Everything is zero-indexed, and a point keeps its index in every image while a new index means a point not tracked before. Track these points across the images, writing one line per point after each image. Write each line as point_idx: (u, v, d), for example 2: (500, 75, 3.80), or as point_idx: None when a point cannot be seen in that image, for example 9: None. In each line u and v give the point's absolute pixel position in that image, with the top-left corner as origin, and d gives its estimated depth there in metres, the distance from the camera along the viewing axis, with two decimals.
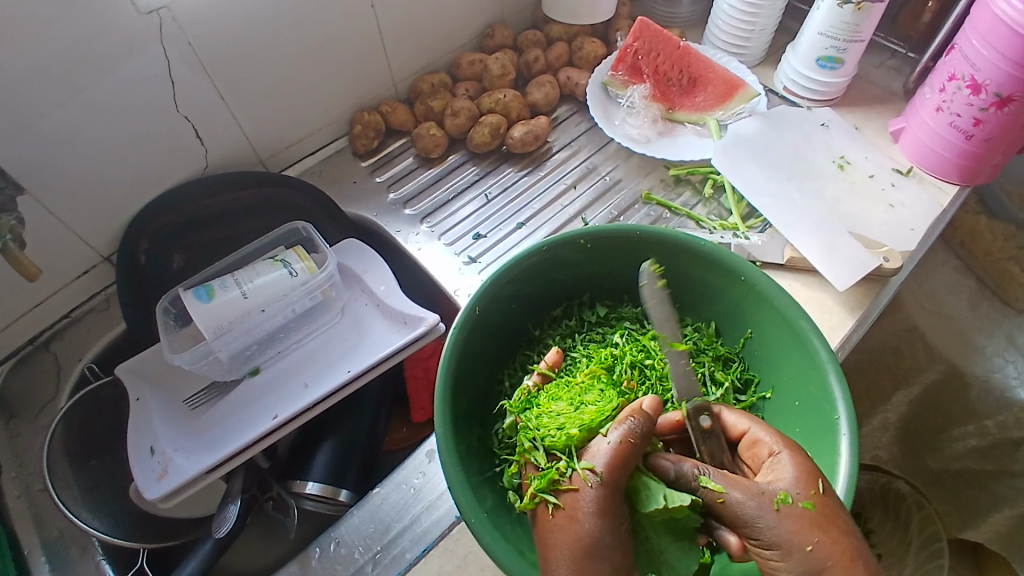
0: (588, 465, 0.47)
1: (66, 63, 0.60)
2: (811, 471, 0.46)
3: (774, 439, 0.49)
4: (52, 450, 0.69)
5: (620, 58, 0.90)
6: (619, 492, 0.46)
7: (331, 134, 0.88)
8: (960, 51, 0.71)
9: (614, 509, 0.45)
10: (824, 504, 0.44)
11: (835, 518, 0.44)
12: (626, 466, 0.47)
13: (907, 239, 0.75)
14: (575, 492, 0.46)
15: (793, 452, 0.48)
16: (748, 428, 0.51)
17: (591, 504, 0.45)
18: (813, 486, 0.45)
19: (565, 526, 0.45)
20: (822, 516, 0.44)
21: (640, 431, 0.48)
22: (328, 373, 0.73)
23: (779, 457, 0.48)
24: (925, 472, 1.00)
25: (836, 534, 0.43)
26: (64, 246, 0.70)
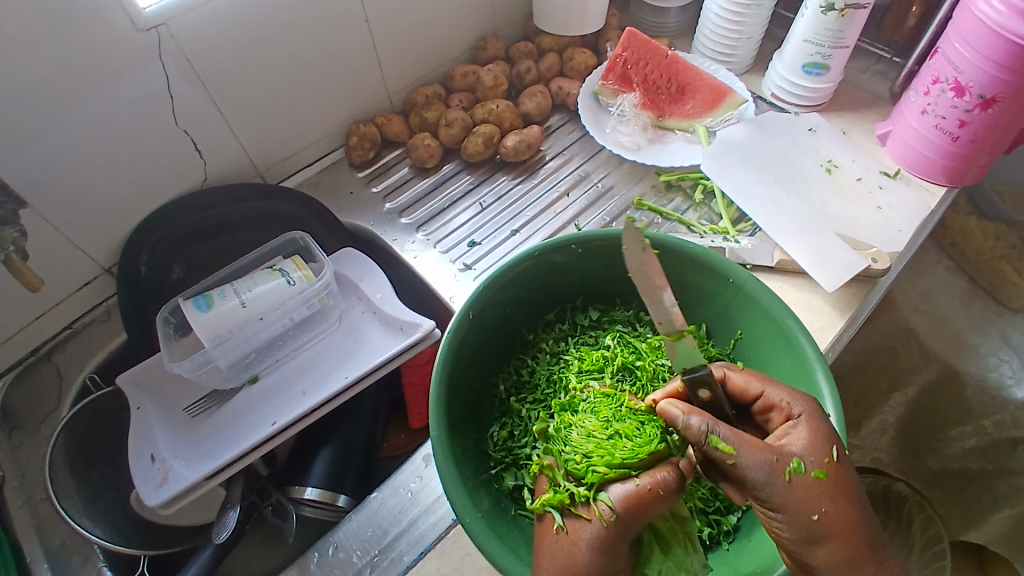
0: (607, 501, 0.47)
1: (66, 79, 0.62)
2: (826, 437, 0.47)
3: (800, 404, 0.49)
4: (53, 459, 0.70)
5: (610, 68, 0.92)
6: (627, 537, 0.47)
7: (327, 146, 0.90)
8: (944, 54, 0.73)
9: (616, 551, 0.47)
10: (836, 471, 0.46)
11: (842, 488, 0.46)
12: (644, 517, 0.47)
13: (894, 240, 0.76)
14: (588, 523, 0.47)
15: (813, 416, 0.49)
16: (765, 388, 0.51)
17: (595, 539, 0.46)
18: (826, 454, 0.47)
19: (564, 549, 0.47)
20: (832, 486, 0.45)
21: (671, 485, 0.47)
22: (325, 380, 0.74)
23: (797, 421, 0.48)
24: (926, 473, 1.02)
25: (840, 505, 0.45)
26: (65, 258, 0.71)
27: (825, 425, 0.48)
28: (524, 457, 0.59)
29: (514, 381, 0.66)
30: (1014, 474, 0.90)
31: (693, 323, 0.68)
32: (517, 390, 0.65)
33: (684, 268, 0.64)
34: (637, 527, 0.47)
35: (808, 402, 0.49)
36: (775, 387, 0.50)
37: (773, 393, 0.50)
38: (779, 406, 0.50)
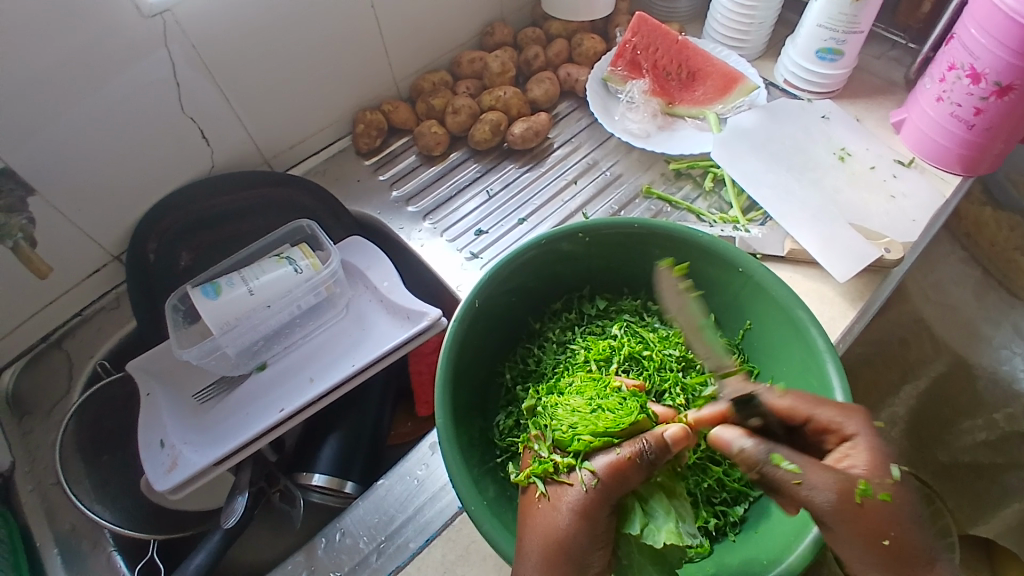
0: (590, 469, 0.48)
1: (73, 68, 0.62)
2: (886, 458, 0.46)
3: (861, 421, 0.48)
4: (64, 445, 0.71)
5: (619, 54, 0.91)
6: (607, 506, 0.47)
7: (334, 134, 0.89)
8: (960, 40, 0.71)
9: (596, 518, 0.47)
10: (900, 492, 0.44)
11: (912, 512, 0.44)
12: (623, 485, 0.48)
13: (907, 230, 0.75)
14: (570, 490, 0.48)
15: (873, 437, 0.47)
16: (820, 408, 0.49)
17: (577, 504, 0.47)
18: (888, 473, 0.45)
19: (546, 515, 0.47)
20: (902, 508, 0.44)
21: (650, 456, 0.47)
22: (333, 367, 0.74)
23: (855, 441, 0.47)
24: (935, 465, 0.98)
25: (913, 530, 0.44)
26: (74, 246, 0.71)
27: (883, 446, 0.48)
28: None
29: (520, 370, 0.65)
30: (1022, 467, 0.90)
31: None
32: (523, 379, 0.65)
33: (694, 257, 0.64)
34: (617, 496, 0.48)
35: (864, 417, 0.48)
36: (832, 405, 0.49)
37: (829, 412, 0.49)
38: (831, 427, 0.48)
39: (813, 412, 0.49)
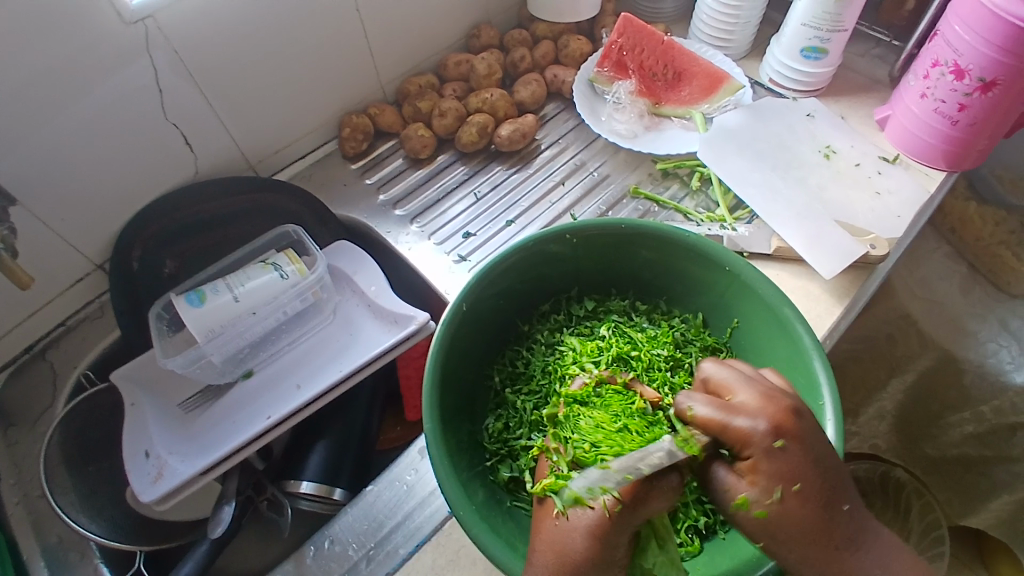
0: (613, 492, 0.44)
1: (54, 77, 0.61)
2: (792, 470, 0.44)
3: (770, 434, 0.44)
4: (49, 457, 0.70)
5: (605, 55, 0.91)
6: (627, 531, 0.44)
7: (321, 138, 0.89)
8: (943, 37, 0.71)
9: (616, 543, 0.44)
10: (781, 511, 0.45)
11: (813, 520, 0.45)
12: (646, 515, 0.44)
13: (892, 226, 0.75)
14: (591, 512, 0.45)
15: (782, 449, 0.44)
16: (733, 419, 0.45)
17: (594, 527, 0.44)
18: (770, 494, 0.45)
19: (559, 535, 0.45)
20: (800, 519, 0.45)
21: (677, 483, 0.46)
22: (320, 374, 0.74)
23: (760, 457, 0.44)
24: (923, 460, 1.01)
25: (816, 535, 0.45)
26: (56, 255, 0.71)
27: (798, 452, 0.45)
28: (518, 448, 0.59)
29: (508, 372, 0.65)
30: (1011, 460, 0.90)
31: (689, 313, 0.67)
32: (511, 382, 0.64)
33: (681, 256, 0.64)
34: (637, 522, 0.44)
35: (774, 429, 0.44)
36: (744, 413, 0.45)
37: (739, 425, 0.45)
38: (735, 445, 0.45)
39: (726, 427, 0.45)
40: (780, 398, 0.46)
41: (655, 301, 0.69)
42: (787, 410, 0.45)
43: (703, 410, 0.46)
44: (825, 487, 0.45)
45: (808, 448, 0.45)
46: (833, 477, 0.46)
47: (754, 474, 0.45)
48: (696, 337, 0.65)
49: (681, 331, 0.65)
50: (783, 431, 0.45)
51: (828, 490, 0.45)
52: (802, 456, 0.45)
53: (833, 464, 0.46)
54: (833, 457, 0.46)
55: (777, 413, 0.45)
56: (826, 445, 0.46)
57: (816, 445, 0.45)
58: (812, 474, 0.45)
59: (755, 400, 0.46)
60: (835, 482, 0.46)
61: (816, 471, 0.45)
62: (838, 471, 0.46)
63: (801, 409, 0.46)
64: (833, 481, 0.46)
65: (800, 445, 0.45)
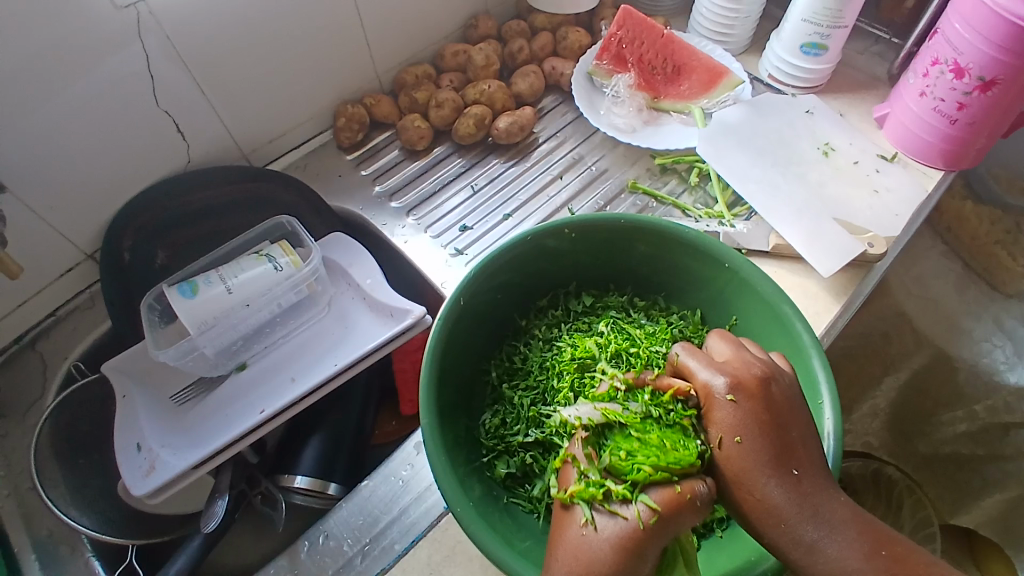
0: (648, 502, 0.44)
1: (43, 62, 0.60)
2: (737, 421, 0.47)
3: (725, 386, 0.49)
4: (39, 449, 0.69)
5: (604, 48, 0.90)
6: (659, 545, 0.44)
7: (315, 128, 0.88)
8: (943, 35, 0.71)
9: (646, 558, 0.43)
10: (724, 455, 0.48)
11: (753, 473, 0.46)
12: (680, 525, 0.45)
13: (891, 224, 0.75)
14: (622, 521, 0.44)
15: (732, 402, 0.48)
16: (701, 371, 0.50)
17: (624, 539, 0.44)
18: (717, 438, 0.48)
19: (584, 546, 0.44)
20: (735, 467, 0.47)
21: (705, 496, 0.46)
22: (315, 367, 0.73)
23: (714, 406, 0.49)
24: (916, 457, 1.01)
25: (751, 486, 0.46)
26: (46, 244, 0.69)
27: (748, 407, 0.48)
28: (516, 444, 0.58)
29: (505, 368, 0.64)
30: (1004, 459, 0.91)
31: (687, 309, 0.67)
32: (509, 377, 0.64)
33: (680, 252, 0.63)
34: (670, 535, 0.44)
35: (730, 384, 0.49)
36: (711, 368, 0.50)
37: (703, 376, 0.50)
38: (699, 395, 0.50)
39: (694, 377, 0.51)
40: (751, 362, 0.50)
41: (653, 297, 0.69)
42: (755, 374, 0.49)
43: (688, 361, 0.51)
44: (773, 446, 0.47)
45: (764, 407, 0.48)
46: (786, 439, 0.47)
47: (710, 422, 0.49)
48: (694, 334, 0.65)
49: (679, 327, 0.65)
50: (740, 387, 0.48)
51: (777, 449, 0.47)
52: (751, 411, 0.48)
53: (791, 429, 0.48)
54: (793, 423, 0.48)
55: (741, 373, 0.49)
56: (792, 411, 0.48)
57: (775, 407, 0.48)
58: (759, 430, 0.47)
59: (728, 361, 0.51)
60: (789, 445, 0.47)
61: (764, 429, 0.47)
62: (796, 437, 0.47)
63: (772, 376, 0.49)
64: (785, 443, 0.47)
65: (753, 401, 0.48)
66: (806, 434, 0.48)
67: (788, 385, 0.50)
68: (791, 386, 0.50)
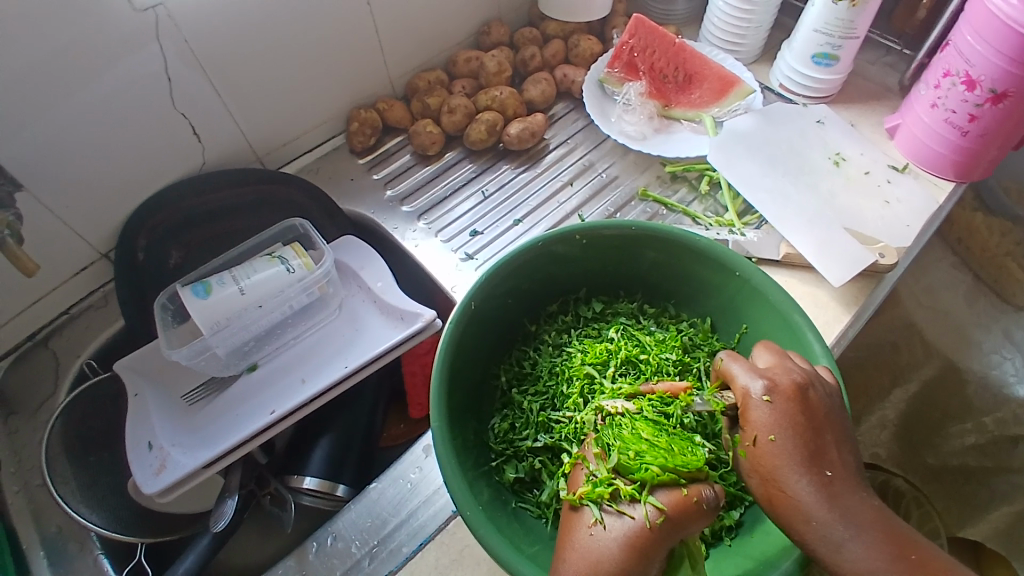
0: (656, 503, 0.45)
1: (62, 63, 0.60)
2: (772, 420, 0.48)
3: (762, 388, 0.49)
4: (50, 446, 0.70)
5: (616, 56, 0.91)
6: (665, 546, 0.44)
7: (329, 132, 0.88)
8: (956, 47, 0.71)
9: (652, 559, 0.44)
10: (756, 454, 0.49)
11: (784, 471, 0.47)
12: (687, 527, 0.45)
13: (902, 235, 0.75)
14: (630, 521, 0.44)
15: (768, 403, 0.49)
16: (741, 373, 0.51)
17: (632, 538, 0.44)
18: (753, 438, 0.49)
19: (593, 545, 0.44)
20: (765, 466, 0.48)
21: (711, 499, 0.46)
22: (325, 369, 0.73)
23: (751, 407, 0.50)
24: (923, 469, 1.01)
25: (780, 484, 0.47)
26: (61, 243, 0.70)
27: (784, 408, 0.48)
28: (524, 449, 0.58)
29: (515, 372, 0.65)
30: (1009, 471, 0.91)
31: (697, 317, 0.67)
32: (518, 382, 0.64)
33: (690, 260, 0.64)
34: (676, 538, 0.45)
35: (767, 387, 0.49)
36: (750, 373, 0.51)
37: (742, 380, 0.51)
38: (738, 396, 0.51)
39: (735, 379, 0.51)
40: (791, 368, 0.50)
41: (663, 304, 0.69)
42: (796, 379, 0.49)
43: (732, 363, 0.52)
44: (806, 447, 0.48)
45: (800, 411, 0.48)
46: (819, 441, 0.48)
47: (745, 422, 0.50)
48: (704, 342, 0.65)
49: (689, 335, 0.65)
50: (777, 390, 0.49)
51: (809, 451, 0.48)
52: (788, 413, 0.48)
53: (826, 432, 0.49)
54: (828, 427, 0.49)
55: (779, 377, 0.50)
56: (830, 416, 0.49)
57: (813, 410, 0.48)
58: (794, 430, 0.48)
59: (769, 366, 0.51)
60: (821, 448, 0.48)
61: (800, 430, 0.48)
62: (828, 440, 0.48)
63: (811, 382, 0.49)
64: (818, 446, 0.48)
65: (789, 403, 0.48)
66: (840, 439, 0.49)
67: (830, 392, 0.50)
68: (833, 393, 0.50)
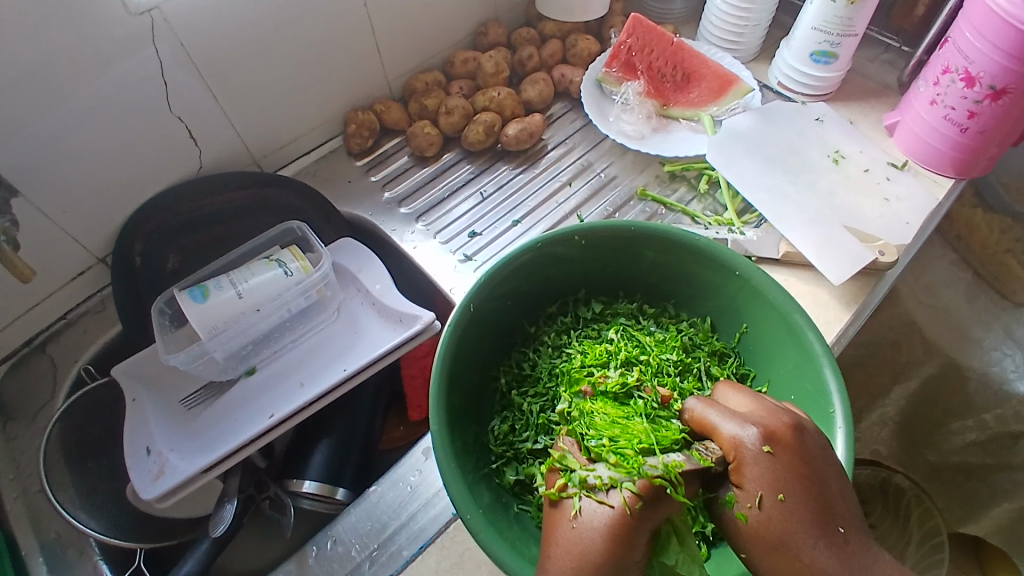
0: (633, 488, 0.43)
1: (58, 66, 0.60)
2: (776, 477, 0.44)
3: (757, 438, 0.45)
4: (48, 452, 0.69)
5: (613, 55, 0.90)
6: (645, 530, 0.43)
7: (326, 134, 0.88)
8: (954, 44, 0.71)
9: (633, 543, 0.43)
10: (767, 516, 0.44)
11: (797, 535, 0.44)
12: (665, 509, 0.44)
13: (901, 233, 0.75)
14: (609, 510, 0.43)
15: (769, 454, 0.45)
16: (726, 423, 0.47)
17: (611, 526, 0.43)
18: (753, 498, 0.45)
19: (577, 537, 0.43)
20: (777, 530, 0.44)
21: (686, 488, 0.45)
22: (323, 373, 0.73)
23: (748, 463, 0.45)
24: (924, 466, 1.00)
25: (793, 549, 0.44)
26: (58, 248, 0.70)
27: (785, 460, 0.45)
28: (525, 451, 0.58)
29: (515, 374, 0.64)
30: (1010, 468, 0.90)
31: (697, 317, 0.67)
32: (518, 384, 0.64)
33: (689, 260, 0.63)
34: (656, 518, 0.44)
35: (762, 435, 0.45)
36: (736, 420, 0.47)
37: (729, 429, 0.46)
38: (731, 453, 0.46)
39: (720, 431, 0.47)
40: (777, 411, 0.48)
41: (662, 304, 0.68)
42: (786, 423, 0.46)
43: (716, 416, 0.48)
44: (814, 505, 0.44)
45: (800, 462, 0.45)
46: (825, 493, 0.45)
47: (742, 480, 0.45)
48: (704, 342, 0.64)
49: (689, 334, 0.65)
50: (773, 438, 0.46)
51: (818, 506, 0.44)
52: (790, 465, 0.45)
53: (830, 484, 0.45)
54: (829, 476, 0.46)
55: (769, 422, 0.46)
56: (825, 462, 0.46)
57: (811, 457, 0.45)
58: (799, 485, 0.44)
59: (754, 412, 0.48)
60: (830, 501, 0.45)
61: (804, 483, 0.45)
62: (834, 490, 0.45)
63: (801, 425, 0.47)
64: (826, 498, 0.45)
65: (788, 453, 0.45)
66: (843, 486, 0.46)
67: (816, 433, 0.48)
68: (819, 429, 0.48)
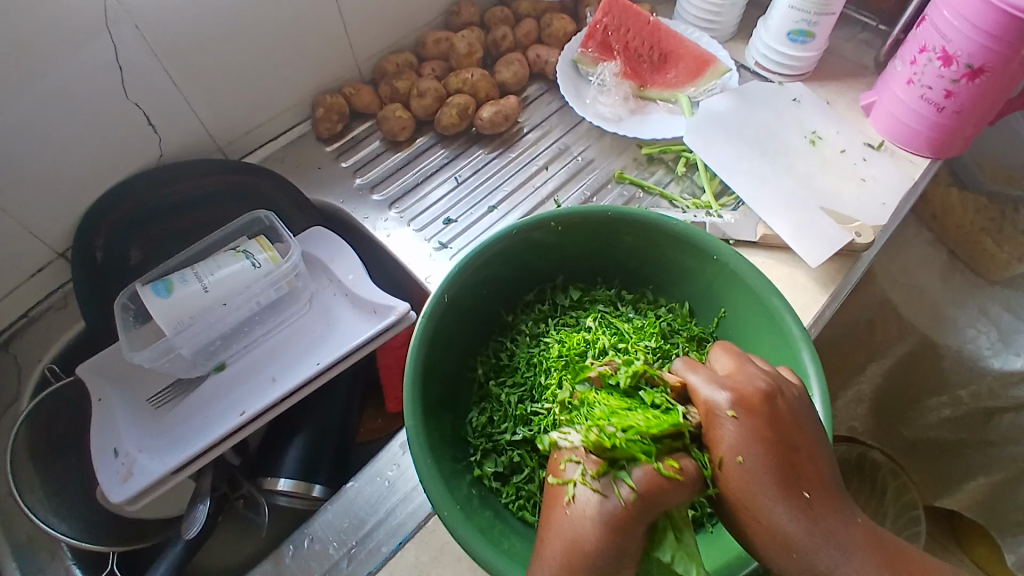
0: (629, 481, 0.42)
1: (3, 50, 0.56)
2: (739, 440, 0.44)
3: (726, 401, 0.46)
4: (14, 454, 0.67)
5: (589, 35, 0.88)
6: (644, 523, 0.42)
7: (294, 118, 0.85)
8: (931, 22, 0.70)
9: (630, 535, 0.41)
10: (729, 475, 0.44)
11: (757, 496, 0.43)
12: (665, 501, 0.42)
13: (877, 213, 0.75)
14: (604, 500, 0.41)
15: (734, 419, 0.45)
16: (701, 387, 0.47)
17: (606, 517, 0.41)
18: (719, 455, 0.45)
19: (570, 525, 0.41)
20: (738, 490, 0.44)
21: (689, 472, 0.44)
22: (296, 367, 0.71)
23: (715, 426, 0.46)
24: (901, 441, 1.04)
25: (754, 510, 0.43)
26: (14, 243, 0.66)
27: (750, 425, 0.45)
28: (504, 443, 0.57)
29: (492, 364, 0.63)
30: (989, 444, 0.93)
31: (675, 302, 0.66)
32: (495, 374, 0.63)
33: (667, 245, 0.62)
34: (653, 512, 0.42)
35: (731, 400, 0.46)
36: (711, 384, 0.47)
37: (703, 392, 0.47)
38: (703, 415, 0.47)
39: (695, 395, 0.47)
40: (753, 374, 0.47)
41: (641, 290, 0.67)
42: (759, 391, 0.46)
43: (697, 380, 0.48)
44: (777, 466, 0.43)
45: (767, 426, 0.45)
46: (791, 457, 0.44)
47: (710, 441, 0.46)
48: (682, 328, 0.64)
49: (667, 320, 0.64)
50: (742, 402, 0.45)
51: (782, 468, 0.43)
52: (755, 429, 0.44)
53: (798, 448, 0.45)
54: (798, 441, 0.45)
55: (742, 387, 0.46)
56: (796, 427, 0.46)
57: (779, 422, 0.45)
58: (762, 449, 0.44)
59: (731, 375, 0.48)
60: (796, 464, 0.44)
61: (769, 446, 0.44)
62: (802, 454, 0.44)
63: (775, 390, 0.46)
64: (793, 462, 0.44)
65: (754, 418, 0.45)
66: (815, 452, 0.45)
67: (794, 400, 0.47)
68: (797, 395, 0.48)
